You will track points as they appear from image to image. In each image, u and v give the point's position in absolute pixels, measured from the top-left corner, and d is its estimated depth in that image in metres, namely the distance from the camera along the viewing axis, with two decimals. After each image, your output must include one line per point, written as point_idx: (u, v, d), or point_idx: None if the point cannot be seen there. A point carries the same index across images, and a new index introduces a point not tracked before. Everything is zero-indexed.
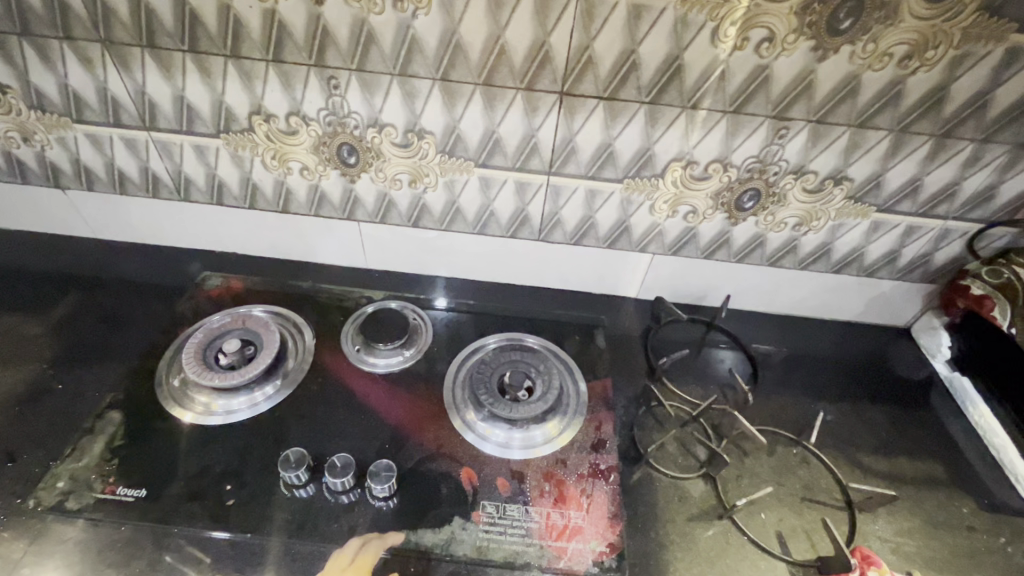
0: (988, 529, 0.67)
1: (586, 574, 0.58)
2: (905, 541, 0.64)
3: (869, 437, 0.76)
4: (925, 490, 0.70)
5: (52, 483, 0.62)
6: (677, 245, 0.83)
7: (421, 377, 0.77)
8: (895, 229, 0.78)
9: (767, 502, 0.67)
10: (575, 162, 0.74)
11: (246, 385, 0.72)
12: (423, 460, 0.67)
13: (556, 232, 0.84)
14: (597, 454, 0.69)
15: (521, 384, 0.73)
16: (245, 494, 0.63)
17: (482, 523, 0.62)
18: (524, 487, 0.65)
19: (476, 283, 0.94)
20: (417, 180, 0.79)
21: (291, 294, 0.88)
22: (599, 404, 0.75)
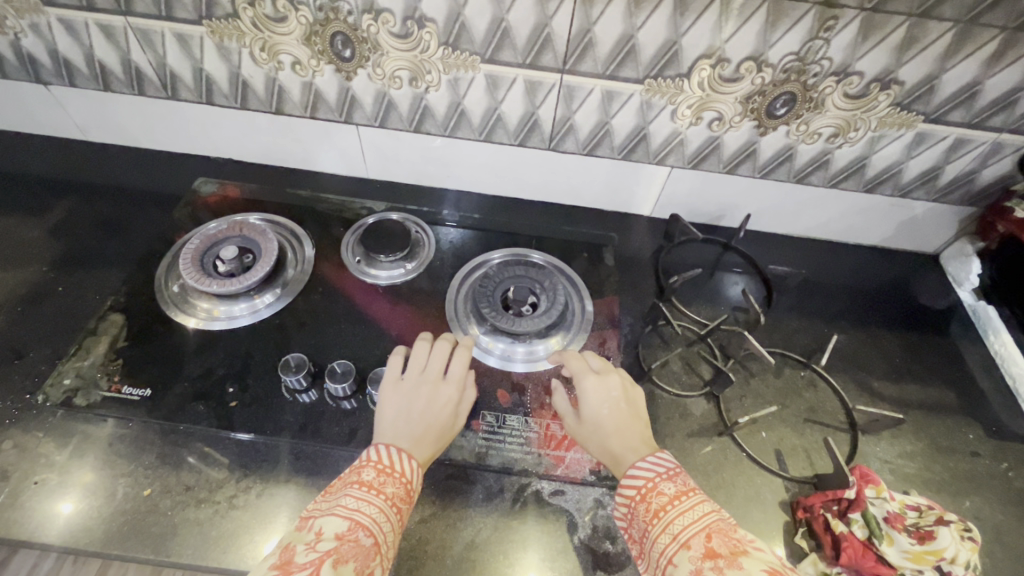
0: (992, 454, 0.66)
1: (582, 482, 0.59)
2: (906, 462, 0.64)
3: (881, 362, 0.74)
4: (933, 415, 0.69)
5: (58, 380, 0.63)
6: (697, 157, 0.77)
7: (424, 290, 0.75)
8: (941, 142, 0.71)
9: (767, 422, 0.66)
10: (593, 58, 0.66)
11: (246, 292, 0.71)
12: None
13: (568, 140, 0.78)
14: None
15: (525, 299, 0.71)
16: (248, 397, 0.64)
17: (481, 431, 0.62)
18: (524, 399, 0.65)
19: (481, 196, 0.90)
20: (418, 78, 0.73)
21: (289, 202, 0.84)
22: (605, 322, 0.73)
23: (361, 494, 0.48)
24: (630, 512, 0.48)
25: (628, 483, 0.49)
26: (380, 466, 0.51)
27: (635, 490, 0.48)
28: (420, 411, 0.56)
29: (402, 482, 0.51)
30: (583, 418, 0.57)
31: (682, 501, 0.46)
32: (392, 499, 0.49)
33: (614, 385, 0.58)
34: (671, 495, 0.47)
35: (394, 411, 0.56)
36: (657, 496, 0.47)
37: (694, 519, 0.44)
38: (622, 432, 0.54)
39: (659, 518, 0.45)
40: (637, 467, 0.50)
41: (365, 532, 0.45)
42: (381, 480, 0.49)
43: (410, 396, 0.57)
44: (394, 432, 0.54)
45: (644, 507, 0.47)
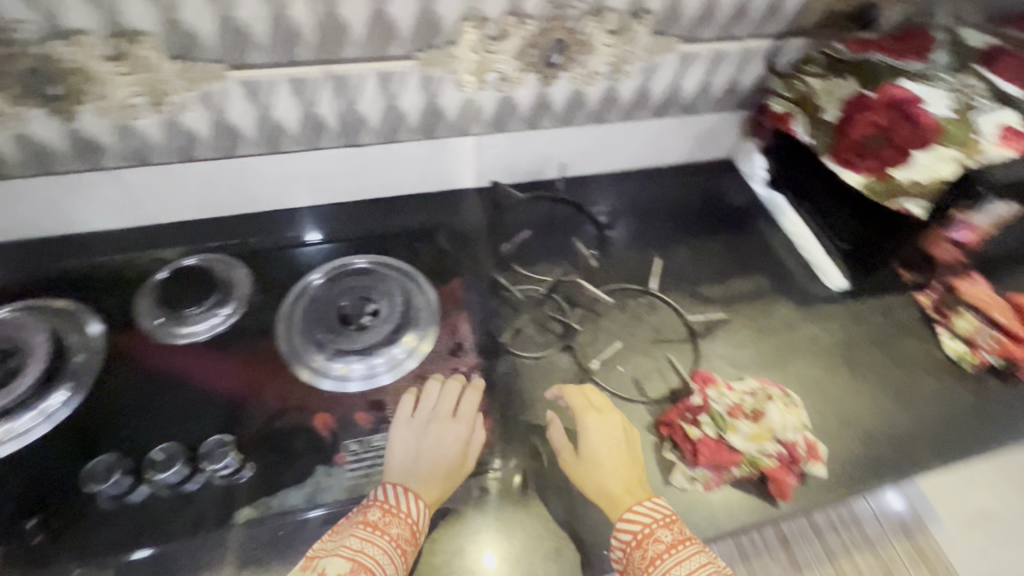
0: (802, 321, 0.77)
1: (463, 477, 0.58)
2: (739, 352, 0.72)
3: (705, 268, 0.81)
4: (753, 302, 0.78)
5: None
6: (497, 120, 0.76)
7: (251, 332, 0.67)
8: (702, 59, 0.76)
9: (621, 356, 0.70)
10: (353, 43, 0.61)
11: (23, 403, 0.59)
12: (269, 420, 0.60)
13: (362, 132, 0.72)
14: (456, 357, 0.67)
15: (363, 309, 0.67)
16: (56, 524, 0.53)
17: (347, 464, 0.58)
18: (385, 413, 0.62)
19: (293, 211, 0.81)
20: (162, 102, 0.62)
21: (55, 279, 0.70)
22: (452, 308, 0.71)
23: (365, 534, 0.50)
24: (625, 555, 0.52)
25: (625, 527, 0.53)
26: (386, 506, 0.52)
27: (631, 536, 0.52)
28: (428, 451, 0.57)
29: (406, 522, 0.52)
30: (581, 456, 0.59)
31: (680, 549, 0.51)
32: (397, 540, 0.50)
33: (615, 421, 0.62)
34: (670, 542, 0.51)
35: (400, 453, 0.57)
36: (654, 543, 0.51)
37: (691, 568, 0.49)
38: (622, 472, 0.58)
39: (658, 565, 0.50)
40: (635, 512, 0.54)
41: (369, 575, 0.47)
42: (386, 520, 0.51)
43: (419, 435, 0.59)
44: (402, 472, 0.55)
45: (640, 552, 0.51)
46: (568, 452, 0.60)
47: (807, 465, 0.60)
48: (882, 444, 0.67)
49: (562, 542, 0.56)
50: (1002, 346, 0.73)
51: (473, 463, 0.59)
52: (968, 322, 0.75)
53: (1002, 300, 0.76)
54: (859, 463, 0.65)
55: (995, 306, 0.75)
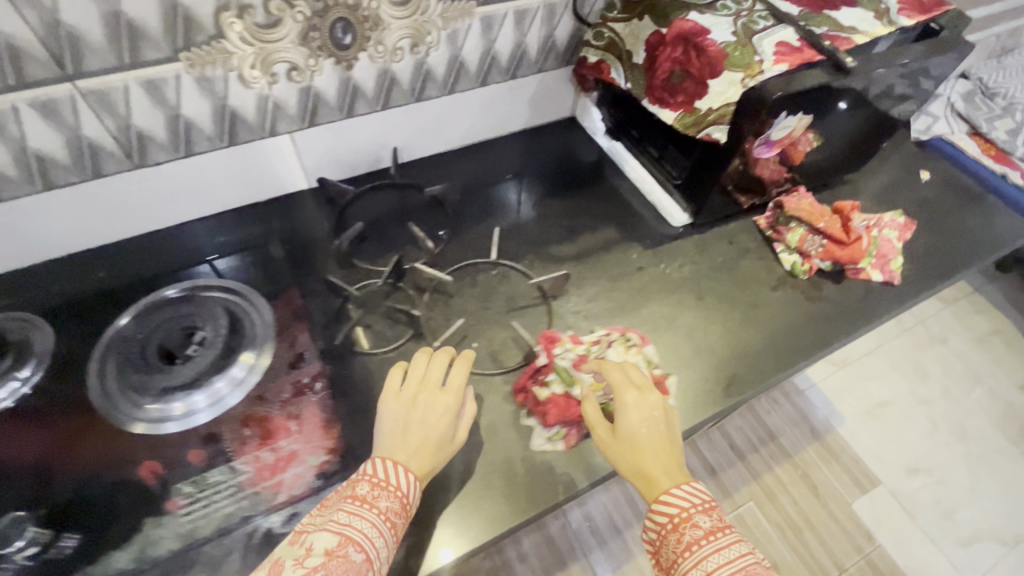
0: (652, 262, 0.78)
1: (311, 492, 0.55)
2: (593, 304, 0.73)
3: (556, 228, 0.81)
4: (604, 253, 0.78)
5: None
6: (306, 113, 0.71)
7: (60, 391, 0.60)
8: (506, 19, 0.75)
9: (474, 332, 0.69)
10: (95, 52, 0.54)
11: None
12: (86, 481, 0.55)
13: (152, 150, 0.66)
14: (297, 370, 0.63)
15: (184, 339, 0.62)
16: None
17: (180, 508, 0.53)
18: (222, 445, 0.57)
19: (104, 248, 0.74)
20: None
21: None
22: (291, 318, 0.67)
23: (354, 508, 0.48)
24: (659, 538, 0.49)
25: (659, 509, 0.50)
26: (374, 479, 0.50)
27: (667, 519, 0.49)
28: (415, 426, 0.53)
29: (395, 496, 0.49)
30: (619, 433, 0.54)
31: (718, 537, 0.47)
32: (385, 513, 0.48)
33: (656, 398, 0.56)
34: (706, 530, 0.48)
35: (387, 428, 0.54)
36: (691, 528, 0.48)
37: (728, 560, 0.45)
38: (660, 451, 0.53)
39: (693, 551, 0.46)
40: (673, 494, 0.50)
41: (358, 549, 0.45)
42: (375, 494, 0.49)
43: (408, 408, 0.54)
44: (391, 446, 0.52)
45: (676, 537, 0.48)
46: (605, 427, 0.55)
47: None
48: (733, 364, 0.69)
49: (423, 533, 0.54)
50: (828, 249, 0.77)
51: (462, 432, 0.56)
52: (799, 235, 0.78)
53: (823, 208, 0.80)
54: (712, 386, 0.67)
55: (817, 215, 0.78)
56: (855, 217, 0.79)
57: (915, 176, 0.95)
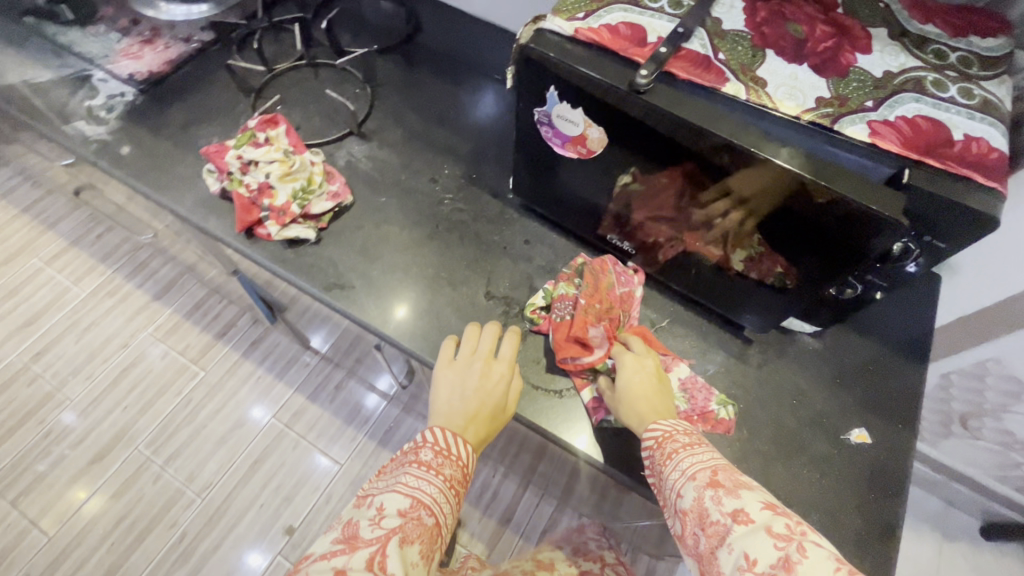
0: (447, 187, 0.74)
1: (119, 76, 0.79)
2: (365, 162, 0.75)
3: (435, 111, 0.81)
4: (431, 150, 0.77)
5: None
6: None
7: None
8: None
9: (288, 101, 0.79)
10: None
11: None
12: None
13: None
14: (202, 31, 0.85)
15: None
16: None
17: (90, 33, 0.84)
18: (133, 28, 0.85)
19: None
20: None
21: None
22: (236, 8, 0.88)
23: (421, 472, 0.50)
24: (649, 461, 0.48)
25: (647, 435, 0.49)
26: (437, 447, 0.52)
27: (653, 438, 0.49)
28: (470, 398, 0.55)
29: (457, 464, 0.52)
30: (614, 388, 0.55)
31: (697, 448, 0.46)
32: (450, 479, 0.51)
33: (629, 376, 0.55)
34: (689, 441, 0.47)
35: (444, 391, 0.56)
36: (671, 441, 0.47)
37: (705, 459, 0.45)
38: (653, 397, 0.53)
39: (672, 458, 0.46)
40: (657, 423, 0.50)
41: (426, 511, 0.48)
42: (439, 461, 0.51)
43: (465, 377, 0.57)
44: (443, 411, 0.54)
45: (658, 452, 0.48)
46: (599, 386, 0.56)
47: (269, 221, 0.66)
48: (367, 283, 0.66)
49: (116, 140, 0.74)
50: (561, 326, 0.61)
51: (515, 405, 0.58)
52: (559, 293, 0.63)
53: (614, 301, 0.62)
54: (330, 271, 0.66)
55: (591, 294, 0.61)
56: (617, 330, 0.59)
57: (838, 419, 0.61)
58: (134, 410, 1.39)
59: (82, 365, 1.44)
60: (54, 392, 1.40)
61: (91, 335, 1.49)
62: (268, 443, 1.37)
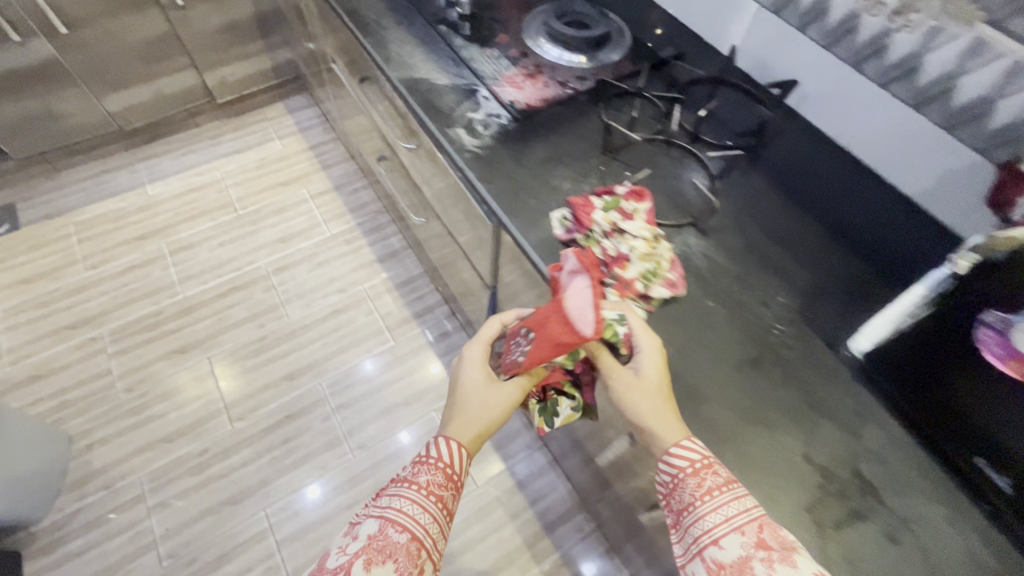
0: (777, 315, 0.69)
1: (501, 99, 0.87)
2: (698, 258, 0.73)
3: (778, 228, 0.77)
4: (766, 269, 0.73)
5: None
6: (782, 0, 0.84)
7: None
8: (1002, 61, 0.63)
9: (636, 170, 0.81)
10: None
11: None
12: (491, 19, 0.99)
13: None
14: (577, 79, 0.91)
15: (581, 25, 0.96)
16: None
17: (486, 53, 0.93)
18: (521, 59, 0.93)
19: None
20: None
21: None
22: (611, 69, 0.93)
23: (405, 490, 0.66)
24: (675, 483, 0.55)
25: (677, 456, 0.55)
26: (420, 459, 0.70)
27: (687, 463, 0.55)
28: (468, 409, 0.71)
29: (434, 471, 0.68)
30: (634, 383, 0.59)
31: (734, 488, 0.53)
32: (423, 486, 0.66)
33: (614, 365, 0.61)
34: (724, 480, 0.53)
35: (453, 408, 0.74)
36: (707, 478, 0.54)
37: (744, 505, 0.51)
38: (660, 401, 0.59)
39: (710, 498, 0.52)
40: (687, 445, 0.56)
41: (403, 528, 0.61)
42: (416, 471, 0.68)
43: (460, 389, 0.74)
44: (456, 429, 0.71)
45: (695, 481, 0.54)
46: (620, 379, 0.60)
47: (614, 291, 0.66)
48: (675, 384, 0.63)
49: (483, 157, 0.81)
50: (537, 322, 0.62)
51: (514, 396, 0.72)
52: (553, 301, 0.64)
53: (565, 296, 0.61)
54: None
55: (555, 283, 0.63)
56: (583, 295, 0.58)
57: None
58: (329, 349, 1.54)
59: (306, 293, 1.64)
60: (278, 307, 1.61)
61: (321, 270, 1.69)
62: (422, 432, 1.43)
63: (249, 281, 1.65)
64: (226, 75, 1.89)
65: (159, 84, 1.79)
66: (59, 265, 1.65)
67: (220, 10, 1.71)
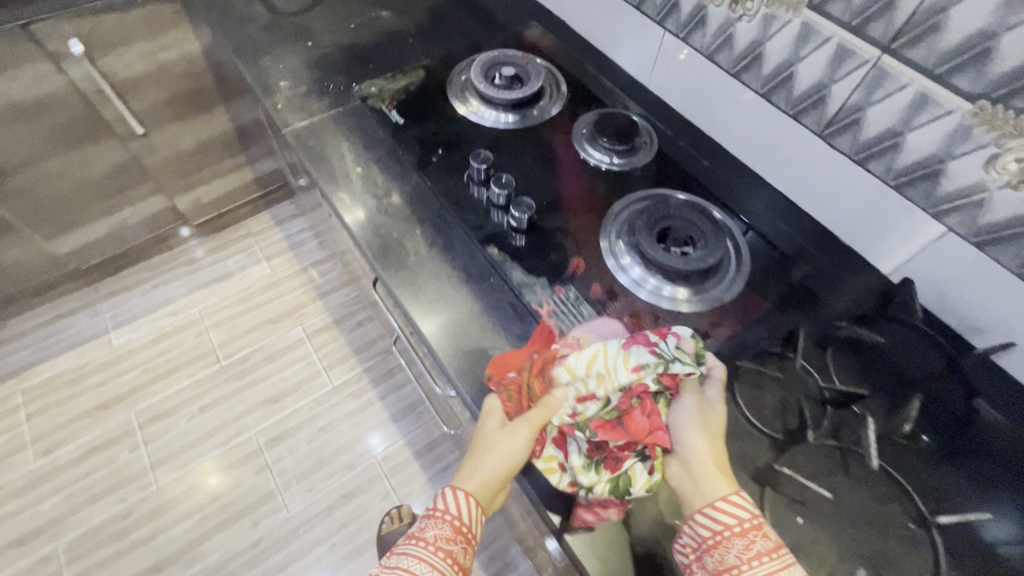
0: None
1: None
2: None
3: None
4: None
5: (368, 86, 0.88)
6: (990, 232, 0.59)
7: (612, 182, 0.79)
8: None
9: (815, 513, 0.54)
10: (931, 47, 0.55)
11: (495, 103, 0.86)
12: (557, 229, 0.73)
13: (844, 136, 0.68)
14: None
15: (681, 240, 0.70)
16: (444, 162, 0.79)
17: (558, 297, 0.67)
18: (608, 305, 0.67)
19: (730, 160, 0.83)
20: (740, 1, 0.71)
21: (574, 69, 0.94)
22: (735, 311, 0.67)
23: (415, 547, 0.54)
24: (706, 539, 0.49)
25: (723, 510, 0.49)
26: (436, 510, 0.56)
27: (738, 519, 0.49)
28: (489, 460, 0.56)
29: (448, 523, 0.55)
30: (711, 428, 0.55)
31: (781, 556, 0.47)
32: (436, 540, 0.54)
33: (703, 401, 0.57)
34: (773, 545, 0.48)
35: (473, 458, 0.57)
36: (747, 543, 0.48)
37: None
38: (721, 449, 0.55)
39: (754, 564, 0.46)
40: (737, 498, 0.50)
41: None
42: (428, 526, 0.55)
43: (479, 437, 0.58)
44: (464, 474, 0.57)
45: (743, 543, 0.48)
46: (699, 416, 0.56)
47: None
48: None
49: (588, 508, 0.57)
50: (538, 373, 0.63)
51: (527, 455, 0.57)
52: (590, 352, 0.58)
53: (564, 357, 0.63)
54: None
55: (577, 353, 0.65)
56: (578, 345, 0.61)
57: None
58: (339, 554, 1.26)
59: (307, 473, 1.36)
60: (275, 495, 1.32)
61: (324, 438, 1.41)
62: None
63: (237, 460, 1.37)
64: (202, 195, 1.61)
65: (121, 215, 1.50)
66: (3, 454, 1.35)
67: (192, 131, 1.43)
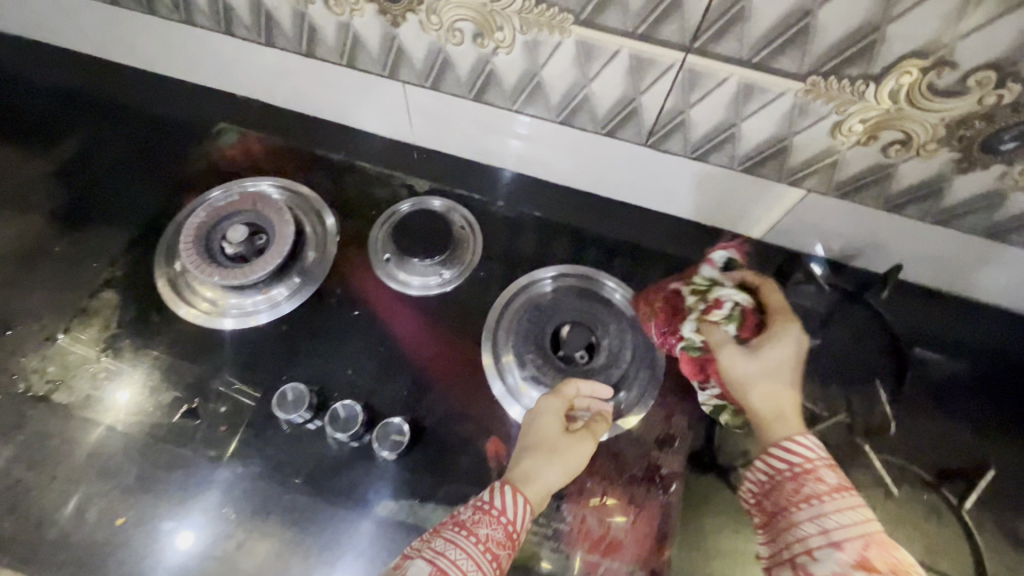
0: None
1: None
2: None
3: None
4: None
5: (43, 366, 0.55)
6: (851, 185, 0.55)
7: (459, 304, 0.61)
8: None
9: None
10: (740, 36, 0.45)
11: (255, 283, 0.58)
12: (444, 418, 0.54)
13: (673, 140, 0.57)
14: (659, 452, 0.54)
15: (580, 344, 0.57)
16: (240, 420, 0.53)
17: None
18: None
19: (559, 193, 0.69)
20: (486, 34, 0.53)
21: (318, 168, 0.69)
22: (676, 385, 0.57)
23: (453, 535, 0.41)
24: (763, 489, 0.44)
25: (780, 456, 0.43)
26: (479, 503, 0.43)
27: (790, 464, 0.42)
28: (553, 464, 0.46)
29: (499, 523, 0.42)
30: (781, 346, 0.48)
31: (846, 498, 0.40)
32: (485, 542, 0.41)
33: (792, 330, 0.48)
34: (837, 492, 0.40)
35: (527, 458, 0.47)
36: (813, 482, 0.41)
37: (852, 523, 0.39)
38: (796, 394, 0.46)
39: (805, 508, 0.40)
40: (798, 443, 0.43)
41: None
42: (476, 519, 0.42)
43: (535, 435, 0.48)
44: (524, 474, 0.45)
45: (794, 486, 0.42)
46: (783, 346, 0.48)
47: None
48: None
49: None
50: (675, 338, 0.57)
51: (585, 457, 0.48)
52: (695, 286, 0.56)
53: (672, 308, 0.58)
54: None
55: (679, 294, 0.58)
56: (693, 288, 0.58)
57: None
58: None
59: None
60: None
61: None
62: None
63: None
64: None
65: None
66: None
67: None
